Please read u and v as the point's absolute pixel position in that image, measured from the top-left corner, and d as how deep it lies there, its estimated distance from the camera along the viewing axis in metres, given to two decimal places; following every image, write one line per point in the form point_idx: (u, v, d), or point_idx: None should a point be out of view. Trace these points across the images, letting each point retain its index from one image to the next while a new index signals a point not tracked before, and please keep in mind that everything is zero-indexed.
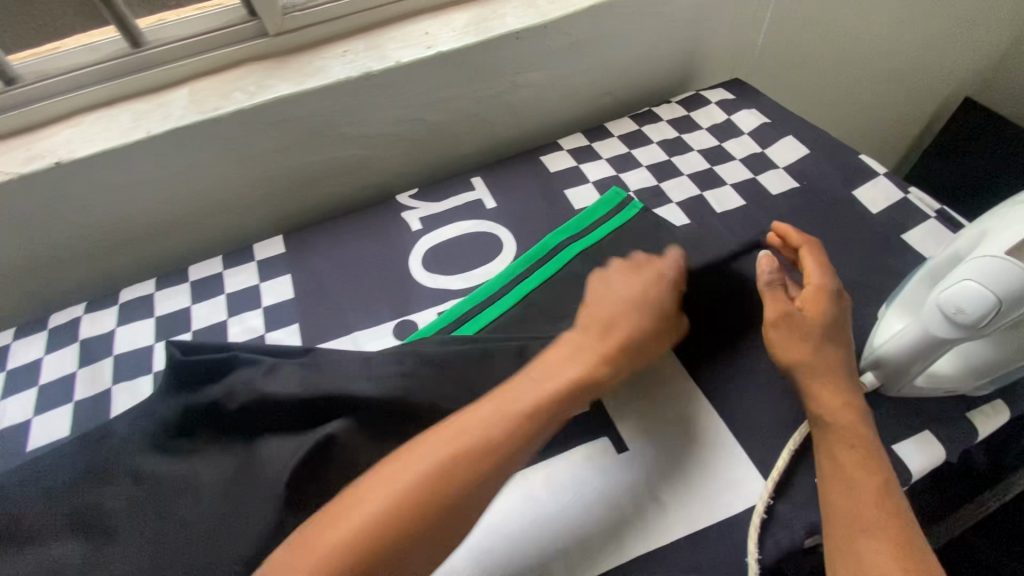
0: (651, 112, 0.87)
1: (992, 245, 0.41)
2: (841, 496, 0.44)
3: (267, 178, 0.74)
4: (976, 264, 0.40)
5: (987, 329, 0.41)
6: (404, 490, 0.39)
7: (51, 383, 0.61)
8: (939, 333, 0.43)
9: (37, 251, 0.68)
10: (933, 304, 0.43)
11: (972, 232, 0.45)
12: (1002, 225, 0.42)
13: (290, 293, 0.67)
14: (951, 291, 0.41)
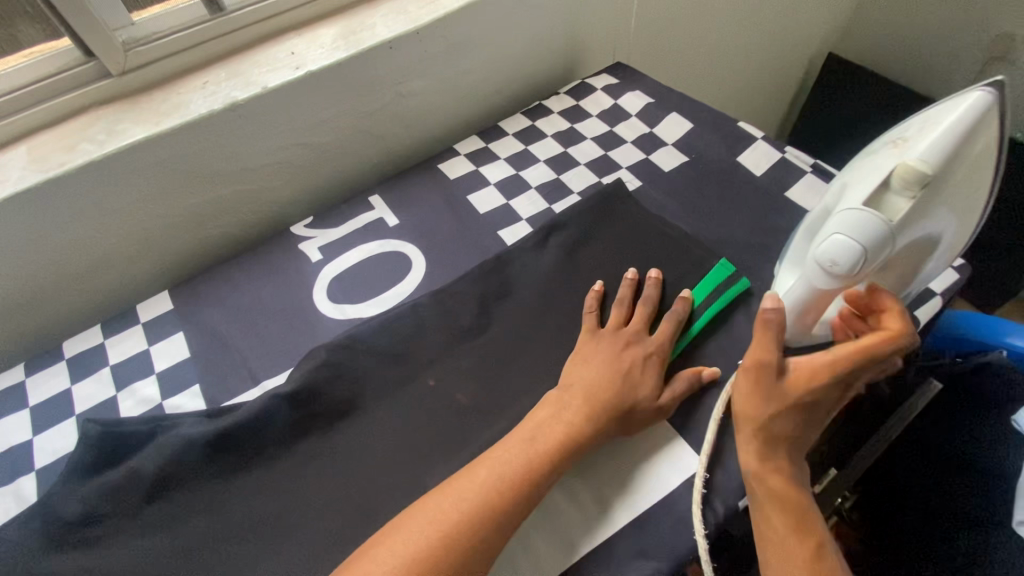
0: (541, 106, 0.87)
1: (852, 199, 0.43)
2: (768, 555, 0.43)
3: (140, 230, 0.67)
4: (839, 219, 0.43)
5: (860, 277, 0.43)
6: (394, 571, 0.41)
7: None
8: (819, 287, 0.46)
9: None
10: (813, 261, 0.45)
11: (837, 187, 0.48)
12: (856, 180, 0.45)
13: (187, 352, 0.62)
14: (823, 246, 0.44)
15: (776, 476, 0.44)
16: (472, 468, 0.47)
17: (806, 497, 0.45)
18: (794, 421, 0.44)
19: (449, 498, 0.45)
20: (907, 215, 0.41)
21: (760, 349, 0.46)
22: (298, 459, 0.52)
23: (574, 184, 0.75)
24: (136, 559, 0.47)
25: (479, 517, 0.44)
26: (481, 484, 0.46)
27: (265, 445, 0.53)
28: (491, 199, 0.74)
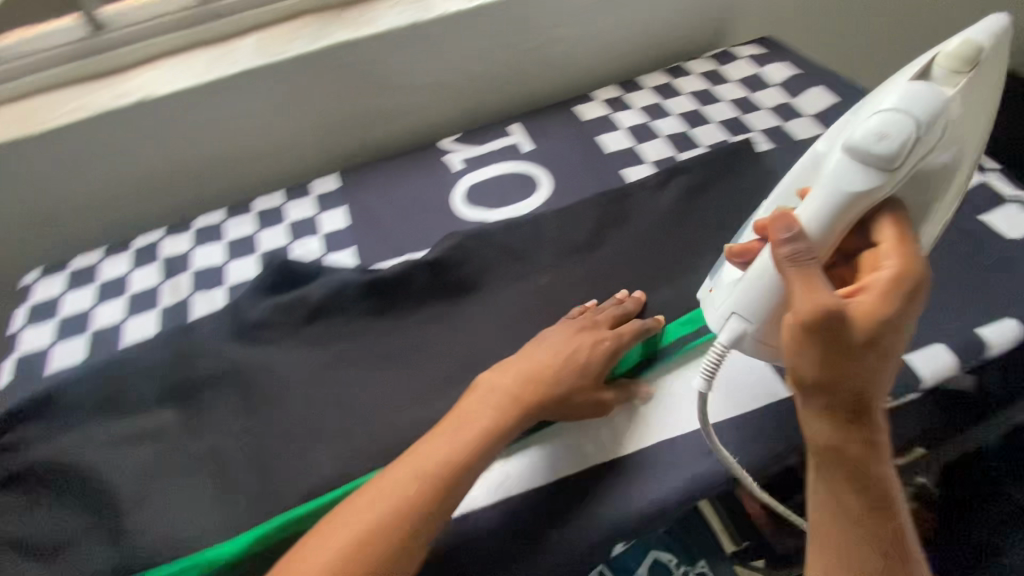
0: (682, 67, 0.90)
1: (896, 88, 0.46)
2: (843, 525, 0.42)
3: (320, 119, 0.80)
4: (882, 105, 0.45)
5: (897, 166, 0.44)
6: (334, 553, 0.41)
7: (139, 294, 0.68)
8: (848, 181, 0.44)
9: (126, 182, 0.77)
10: (863, 132, 0.44)
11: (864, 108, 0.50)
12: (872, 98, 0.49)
13: (346, 224, 0.74)
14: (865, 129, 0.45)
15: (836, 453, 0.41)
16: (398, 459, 0.46)
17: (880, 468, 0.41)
18: (857, 386, 0.40)
19: (377, 488, 0.44)
20: (943, 103, 0.45)
21: (802, 299, 0.40)
22: (424, 318, 0.61)
23: (704, 138, 0.78)
24: (289, 361, 0.58)
25: (404, 505, 0.43)
26: (405, 473, 0.44)
27: (400, 301, 0.62)
28: (621, 140, 0.79)
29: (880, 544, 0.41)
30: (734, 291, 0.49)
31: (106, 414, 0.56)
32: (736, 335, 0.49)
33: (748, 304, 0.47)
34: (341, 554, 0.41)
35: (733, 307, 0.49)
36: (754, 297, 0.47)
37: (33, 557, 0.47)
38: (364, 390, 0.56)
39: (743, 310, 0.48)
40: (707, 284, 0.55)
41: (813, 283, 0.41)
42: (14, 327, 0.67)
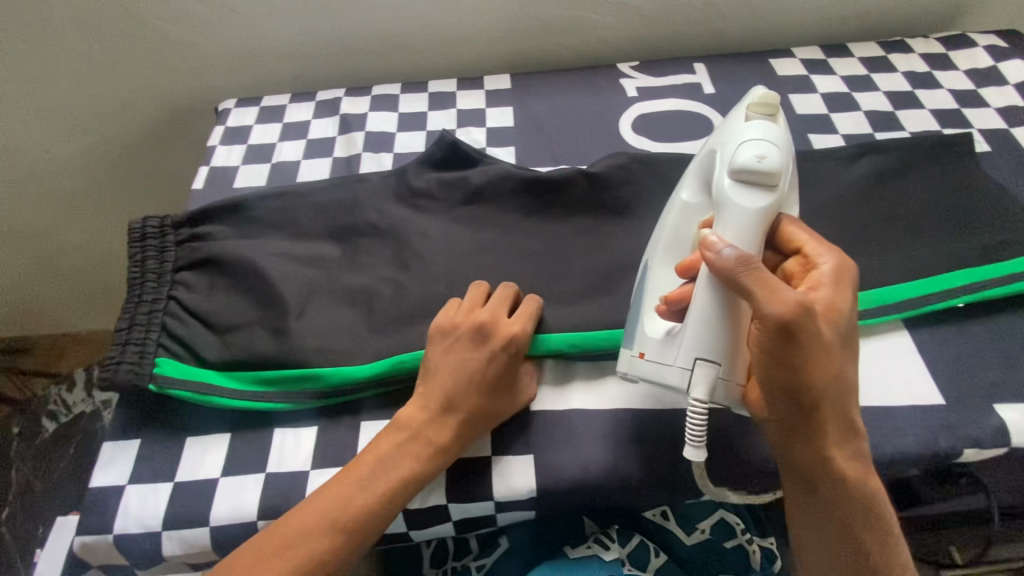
0: (903, 43, 0.81)
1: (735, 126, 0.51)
2: (830, 518, 0.45)
3: (509, 16, 0.80)
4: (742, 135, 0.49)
5: (776, 184, 0.48)
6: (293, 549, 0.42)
7: (317, 141, 0.74)
8: (746, 197, 0.48)
9: (322, 38, 0.82)
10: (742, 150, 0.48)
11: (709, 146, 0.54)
12: (720, 136, 0.52)
13: (512, 122, 0.75)
14: (741, 158, 0.48)
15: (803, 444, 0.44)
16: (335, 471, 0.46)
17: (847, 450, 0.45)
18: (821, 379, 0.42)
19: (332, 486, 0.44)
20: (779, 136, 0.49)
21: (769, 304, 0.41)
22: (572, 226, 0.62)
23: (909, 123, 0.70)
24: (441, 232, 0.62)
25: (341, 502, 0.43)
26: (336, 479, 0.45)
27: (553, 205, 0.63)
28: (813, 104, 0.73)
29: (855, 519, 0.45)
30: (680, 344, 0.46)
31: (282, 233, 0.62)
32: (711, 386, 0.46)
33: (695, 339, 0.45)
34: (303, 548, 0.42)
35: (693, 356, 0.46)
36: (706, 339, 0.45)
37: (212, 329, 0.54)
38: (503, 276, 0.58)
39: (706, 354, 0.46)
40: (628, 350, 0.49)
41: (775, 284, 0.41)
42: (210, 143, 0.75)
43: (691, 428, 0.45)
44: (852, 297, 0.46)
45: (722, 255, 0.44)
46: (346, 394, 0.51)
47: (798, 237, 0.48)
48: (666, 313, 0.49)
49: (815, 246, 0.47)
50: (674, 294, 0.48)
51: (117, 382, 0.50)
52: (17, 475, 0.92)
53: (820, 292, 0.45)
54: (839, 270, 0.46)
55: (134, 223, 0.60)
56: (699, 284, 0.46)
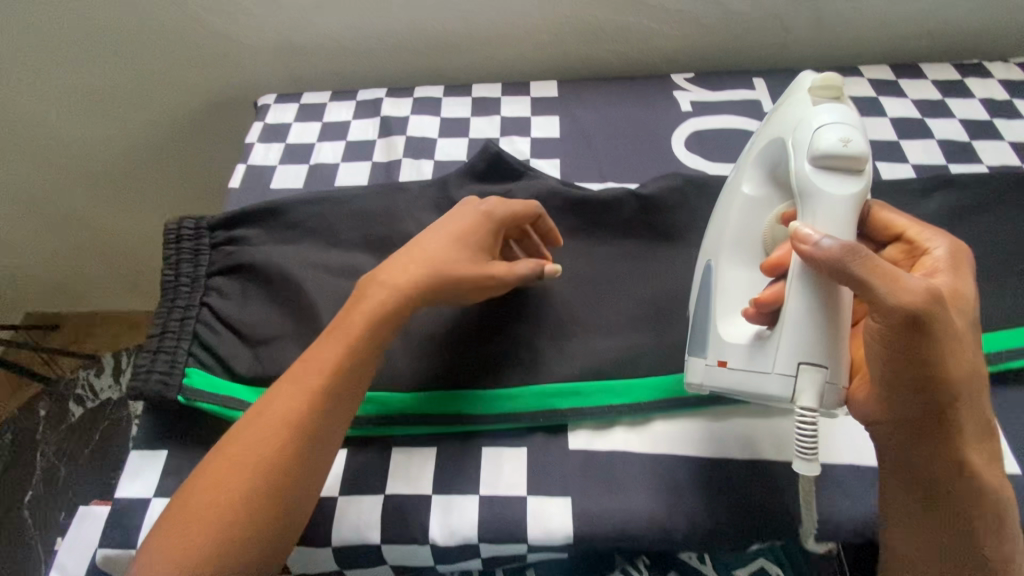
0: (980, 67, 0.75)
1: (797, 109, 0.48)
2: (942, 515, 0.42)
3: (559, 20, 0.77)
4: (813, 118, 0.45)
5: (863, 164, 0.44)
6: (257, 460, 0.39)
7: (356, 143, 0.72)
8: (833, 182, 0.44)
9: (366, 36, 0.80)
10: (819, 133, 0.44)
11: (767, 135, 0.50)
12: (780, 123, 0.49)
13: (557, 133, 0.72)
14: (821, 143, 0.44)
15: (933, 443, 0.41)
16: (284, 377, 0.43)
17: (973, 447, 0.42)
18: (956, 368, 0.40)
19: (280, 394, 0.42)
20: (850, 112, 0.45)
21: (892, 294, 0.38)
22: (620, 251, 0.59)
23: (987, 156, 0.65)
24: None
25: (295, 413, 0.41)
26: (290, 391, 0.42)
27: (600, 226, 0.60)
28: (880, 129, 0.68)
29: (972, 518, 0.41)
30: (773, 348, 0.43)
31: (318, 241, 0.60)
32: (817, 392, 0.42)
33: (794, 338, 0.42)
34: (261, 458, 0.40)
35: (796, 361, 0.42)
36: (809, 341, 0.42)
37: (244, 341, 0.52)
38: (545, 300, 0.55)
39: (809, 358, 0.42)
40: (705, 359, 0.46)
41: (895, 272, 0.38)
42: (248, 140, 0.74)
43: (801, 439, 0.41)
44: (972, 281, 0.44)
45: (823, 246, 0.40)
46: (387, 424, 0.49)
47: (896, 222, 0.47)
48: (755, 316, 0.46)
49: (923, 232, 0.46)
50: (764, 295, 0.45)
51: (145, 393, 0.49)
52: (43, 458, 0.93)
53: (940, 279, 0.43)
54: (953, 255, 0.44)
55: (170, 223, 0.58)
56: (792, 283, 0.43)
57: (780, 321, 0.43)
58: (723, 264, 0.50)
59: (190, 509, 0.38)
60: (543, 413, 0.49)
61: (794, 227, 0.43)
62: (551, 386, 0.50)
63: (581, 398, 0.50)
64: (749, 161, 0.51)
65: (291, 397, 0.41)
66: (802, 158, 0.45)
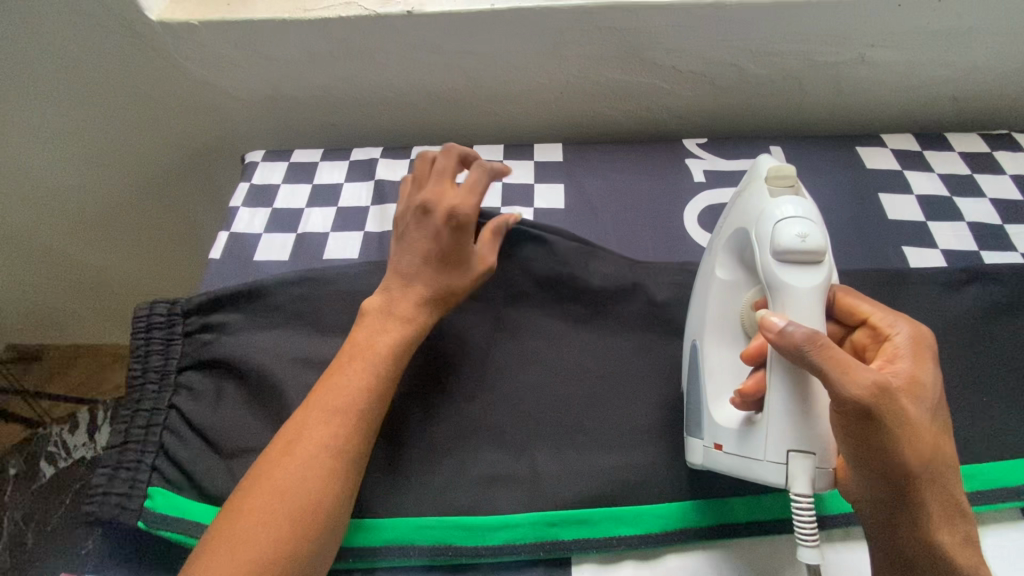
0: (1010, 138, 0.71)
1: (754, 198, 0.44)
2: None
3: (566, 80, 0.72)
4: (772, 210, 0.42)
5: (824, 258, 0.40)
6: (272, 507, 0.39)
7: (348, 209, 0.68)
8: (797, 280, 0.40)
9: (363, 91, 0.75)
10: (780, 227, 0.40)
11: (728, 222, 0.47)
12: (739, 210, 0.45)
13: (561, 203, 0.67)
14: (783, 236, 0.40)
15: (903, 536, 0.38)
16: (290, 425, 0.43)
17: (953, 535, 0.38)
18: (918, 454, 0.37)
19: (290, 439, 0.42)
20: (811, 203, 0.42)
21: (847, 382, 0.35)
22: (628, 345, 0.54)
23: (1021, 241, 0.61)
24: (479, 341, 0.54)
25: (320, 452, 0.41)
26: (309, 434, 0.42)
27: (607, 317, 0.55)
28: (907, 208, 0.64)
29: None
30: (763, 436, 0.40)
31: (301, 326, 0.55)
32: (812, 479, 0.39)
33: (775, 427, 0.39)
34: (280, 504, 0.39)
35: (785, 447, 0.39)
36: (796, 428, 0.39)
37: (216, 451, 0.47)
38: (546, 402, 0.51)
39: (798, 444, 0.39)
40: (701, 441, 0.44)
41: (848, 361, 0.35)
42: (233, 203, 0.69)
43: (799, 529, 0.38)
44: (937, 368, 0.40)
45: (786, 333, 0.36)
46: (364, 558, 0.44)
47: (861, 306, 0.43)
48: (741, 404, 0.42)
49: (888, 315, 0.42)
50: (748, 385, 0.41)
51: (102, 518, 0.44)
52: (9, 524, 0.88)
53: (902, 362, 0.40)
54: (914, 337, 0.41)
55: (141, 307, 0.54)
56: (771, 374, 0.39)
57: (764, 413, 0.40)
58: (707, 346, 0.46)
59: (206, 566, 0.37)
60: (544, 544, 0.44)
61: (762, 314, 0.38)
62: (552, 512, 0.45)
63: (586, 527, 0.45)
64: (714, 248, 0.48)
65: (308, 441, 0.41)
66: (765, 252, 0.41)
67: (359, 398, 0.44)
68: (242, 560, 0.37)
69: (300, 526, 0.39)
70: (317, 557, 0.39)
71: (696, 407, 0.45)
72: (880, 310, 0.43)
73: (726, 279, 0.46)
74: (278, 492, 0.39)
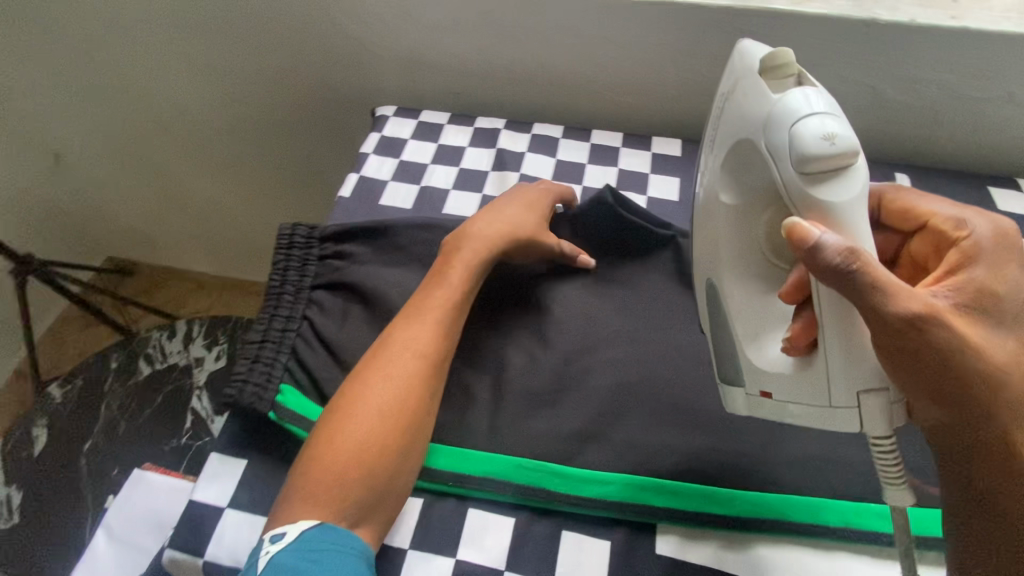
0: None
1: (754, 104, 0.41)
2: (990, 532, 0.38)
3: (696, 79, 0.74)
4: (783, 112, 0.39)
5: (856, 158, 0.38)
6: (361, 438, 0.44)
7: (469, 171, 0.72)
8: (836, 192, 0.38)
9: (496, 65, 0.79)
10: (797, 133, 0.38)
11: (726, 133, 0.44)
12: (737, 117, 0.42)
13: (675, 196, 0.69)
14: (805, 142, 0.37)
15: (967, 445, 0.39)
16: (373, 364, 0.48)
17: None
18: (979, 359, 0.37)
19: (376, 378, 0.47)
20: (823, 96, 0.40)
21: (892, 303, 0.35)
22: None
23: None
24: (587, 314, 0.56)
25: (404, 396, 0.46)
26: (393, 378, 0.47)
27: None
28: None
29: None
30: (821, 380, 0.40)
31: (421, 268, 0.59)
32: (881, 416, 0.40)
33: (834, 363, 0.39)
34: (369, 437, 0.44)
35: (853, 391, 0.40)
36: (854, 363, 0.39)
37: (340, 365, 0.52)
38: (646, 378, 0.52)
39: (863, 386, 0.39)
40: (748, 391, 0.44)
41: (894, 285, 0.35)
42: (364, 149, 0.74)
43: (882, 471, 0.40)
44: (1013, 269, 0.39)
45: (825, 254, 0.36)
46: (463, 485, 0.47)
47: (924, 210, 0.44)
48: (793, 350, 0.42)
49: (952, 216, 0.42)
50: (795, 330, 0.41)
51: (238, 402, 0.49)
52: (107, 411, 0.98)
53: (972, 268, 0.39)
54: (989, 237, 0.40)
55: (283, 227, 0.58)
56: (820, 311, 0.39)
57: (821, 353, 0.40)
58: (725, 281, 0.45)
59: (309, 486, 0.42)
60: (633, 504, 0.46)
61: (792, 222, 0.37)
62: (638, 478, 0.47)
63: (675, 498, 0.46)
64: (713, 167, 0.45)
65: (397, 384, 0.46)
66: (788, 163, 0.38)
67: (434, 349, 0.49)
68: (336, 480, 0.42)
69: (386, 458, 0.44)
70: (398, 490, 0.44)
71: (732, 354, 0.45)
72: (944, 214, 0.43)
73: (731, 203, 0.44)
74: (367, 427, 0.44)
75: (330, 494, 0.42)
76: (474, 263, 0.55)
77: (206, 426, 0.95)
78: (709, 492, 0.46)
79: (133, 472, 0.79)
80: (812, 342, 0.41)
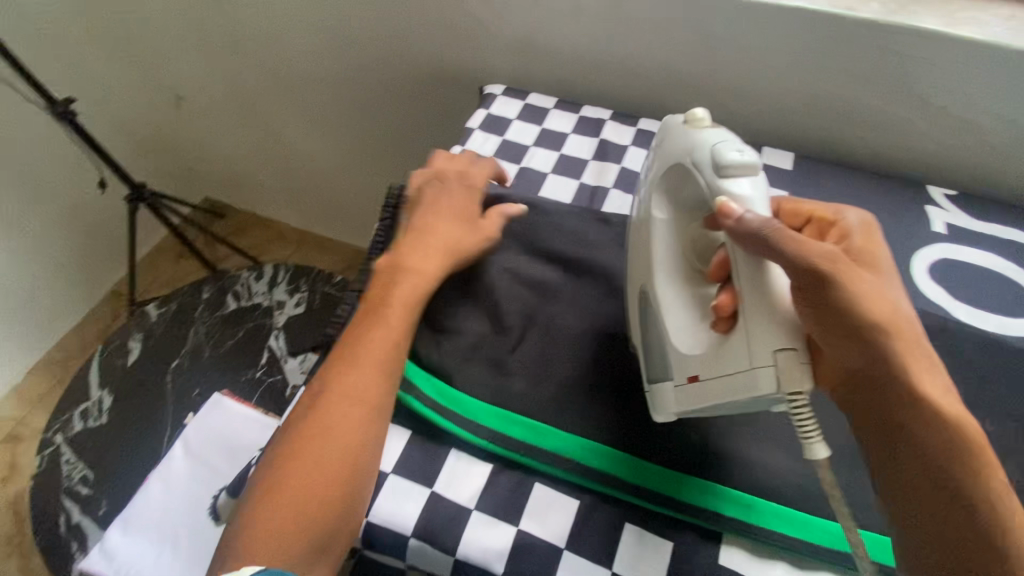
0: None
1: (681, 136, 0.48)
2: (918, 477, 0.41)
3: (819, 93, 0.71)
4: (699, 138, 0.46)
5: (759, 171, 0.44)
6: (331, 441, 0.44)
7: (570, 157, 0.72)
8: (741, 188, 0.43)
9: (610, 56, 0.78)
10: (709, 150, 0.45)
11: (661, 160, 0.51)
12: (668, 149, 0.50)
13: None
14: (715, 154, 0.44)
15: (880, 396, 0.42)
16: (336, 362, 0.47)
17: (932, 385, 0.42)
18: (876, 308, 0.41)
19: (343, 377, 0.46)
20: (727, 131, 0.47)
21: (798, 252, 0.40)
22: None
23: None
24: None
25: (370, 394, 0.46)
26: (358, 376, 0.46)
27: None
28: None
29: (951, 472, 0.41)
30: (741, 344, 0.41)
31: (515, 244, 0.60)
32: (800, 373, 0.39)
33: (754, 324, 0.40)
34: (338, 438, 0.44)
35: (770, 348, 0.39)
36: (771, 318, 0.40)
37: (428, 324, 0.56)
38: None
39: (780, 342, 0.39)
40: (675, 381, 0.45)
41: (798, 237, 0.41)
42: (470, 124, 0.76)
43: (800, 428, 0.39)
44: (885, 245, 0.45)
45: (745, 219, 0.41)
46: (532, 454, 0.49)
47: (806, 207, 0.49)
48: (723, 324, 0.43)
49: (831, 207, 0.48)
50: (722, 299, 0.43)
51: None
52: (195, 335, 1.06)
53: (851, 241, 0.45)
54: (861, 223, 0.46)
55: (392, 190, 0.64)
56: (740, 270, 0.42)
57: (744, 317, 0.41)
58: (661, 285, 0.48)
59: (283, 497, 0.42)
60: (703, 510, 0.45)
61: (720, 201, 0.42)
62: (716, 486, 0.46)
63: (748, 512, 0.45)
64: (648, 190, 0.52)
65: (362, 382, 0.46)
66: (705, 172, 0.45)
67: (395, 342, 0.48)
68: (309, 487, 0.42)
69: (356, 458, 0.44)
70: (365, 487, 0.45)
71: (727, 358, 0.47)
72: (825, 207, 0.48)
73: (664, 217, 0.50)
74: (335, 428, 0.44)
75: (304, 500, 0.42)
76: (425, 248, 0.54)
77: (280, 364, 1.02)
78: (786, 515, 0.45)
79: (214, 396, 0.85)
80: (734, 313, 0.43)
